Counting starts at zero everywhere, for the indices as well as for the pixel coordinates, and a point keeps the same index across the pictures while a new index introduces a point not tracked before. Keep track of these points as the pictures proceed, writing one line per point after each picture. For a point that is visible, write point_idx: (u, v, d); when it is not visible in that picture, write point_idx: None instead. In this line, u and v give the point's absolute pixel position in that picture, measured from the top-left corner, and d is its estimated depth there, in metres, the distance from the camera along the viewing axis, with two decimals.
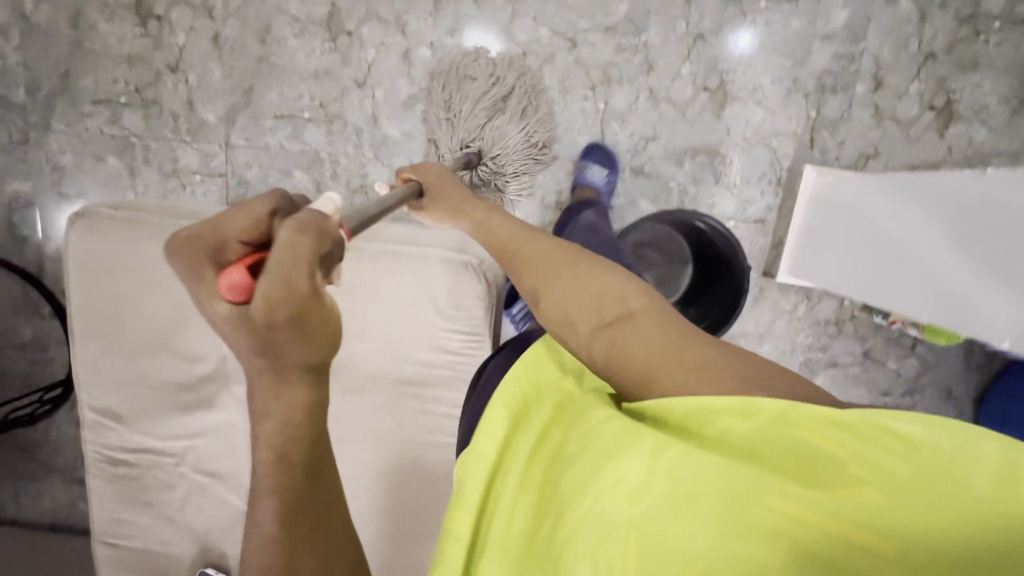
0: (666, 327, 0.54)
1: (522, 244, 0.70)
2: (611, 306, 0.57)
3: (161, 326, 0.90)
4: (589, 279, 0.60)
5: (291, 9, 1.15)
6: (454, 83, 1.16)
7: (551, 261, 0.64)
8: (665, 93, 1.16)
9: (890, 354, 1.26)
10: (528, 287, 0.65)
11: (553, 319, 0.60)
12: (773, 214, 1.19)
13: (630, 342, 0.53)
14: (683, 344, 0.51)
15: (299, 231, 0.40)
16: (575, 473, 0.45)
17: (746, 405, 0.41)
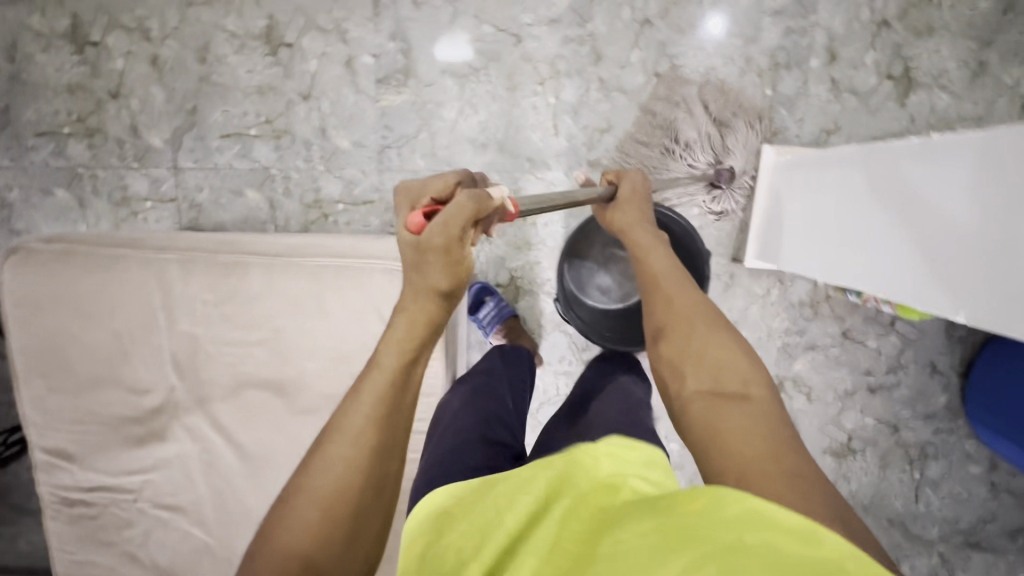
0: (773, 433, 0.50)
1: (670, 288, 0.68)
2: (730, 383, 0.55)
3: (104, 359, 0.87)
4: (717, 347, 0.59)
5: (229, 25, 1.12)
6: (400, 88, 1.14)
7: (694, 312, 0.63)
8: (616, 83, 1.13)
9: (870, 332, 1.23)
10: (654, 324, 0.66)
11: (664, 360, 0.62)
12: (737, 198, 1.17)
13: (730, 425, 0.51)
14: (787, 462, 0.47)
15: (473, 191, 0.50)
16: None
17: (808, 531, 0.36)
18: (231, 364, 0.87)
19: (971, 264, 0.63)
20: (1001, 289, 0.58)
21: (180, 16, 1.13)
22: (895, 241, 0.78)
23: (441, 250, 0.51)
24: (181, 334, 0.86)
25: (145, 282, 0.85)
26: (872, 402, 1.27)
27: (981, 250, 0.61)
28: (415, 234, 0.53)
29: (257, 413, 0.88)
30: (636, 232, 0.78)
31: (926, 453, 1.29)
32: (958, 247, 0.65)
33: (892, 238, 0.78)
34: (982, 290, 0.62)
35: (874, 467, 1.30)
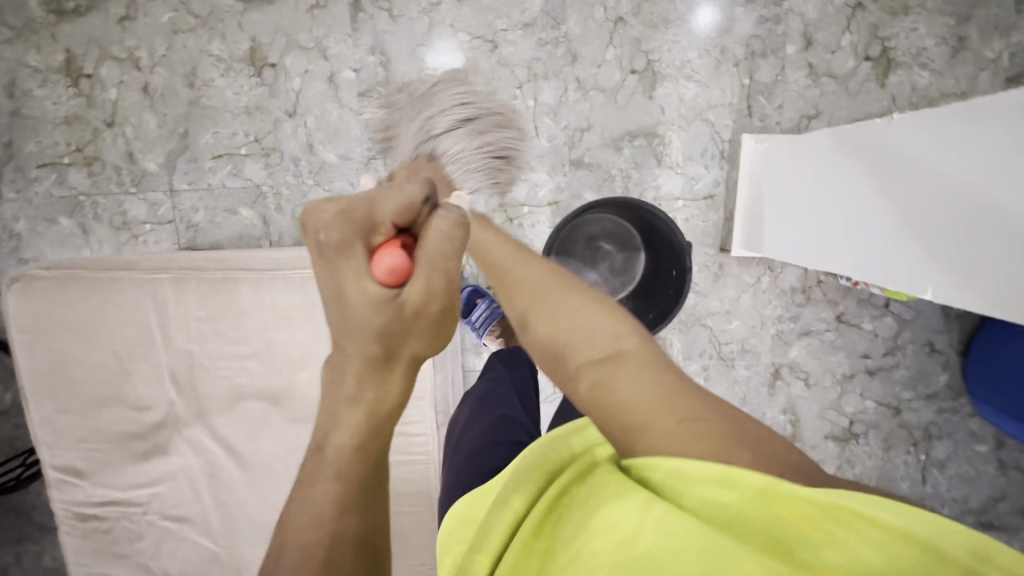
0: (660, 373, 0.51)
1: (520, 268, 0.67)
2: (604, 344, 0.55)
3: (108, 378, 0.91)
4: (583, 316, 0.58)
5: (214, 49, 1.16)
6: (382, 100, 1.16)
7: (551, 286, 0.63)
8: (593, 81, 1.14)
9: (864, 315, 1.23)
10: (519, 310, 0.64)
11: (546, 347, 0.60)
12: (720, 188, 1.17)
13: (621, 391, 0.49)
14: (680, 393, 0.48)
15: (456, 225, 0.45)
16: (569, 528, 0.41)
17: (723, 471, 0.37)
18: (228, 377, 0.90)
19: (956, 228, 0.64)
20: (987, 267, 0.61)
21: (167, 43, 1.16)
22: (871, 220, 0.78)
23: (439, 309, 0.47)
24: (177, 350, 0.89)
25: (141, 302, 0.88)
26: (872, 385, 1.26)
27: (967, 217, 0.62)
28: (391, 290, 0.45)
29: (255, 424, 0.91)
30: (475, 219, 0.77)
31: (931, 434, 1.28)
32: (944, 229, 0.66)
33: (866, 215, 0.79)
34: (971, 253, 0.63)
35: (878, 451, 1.29)
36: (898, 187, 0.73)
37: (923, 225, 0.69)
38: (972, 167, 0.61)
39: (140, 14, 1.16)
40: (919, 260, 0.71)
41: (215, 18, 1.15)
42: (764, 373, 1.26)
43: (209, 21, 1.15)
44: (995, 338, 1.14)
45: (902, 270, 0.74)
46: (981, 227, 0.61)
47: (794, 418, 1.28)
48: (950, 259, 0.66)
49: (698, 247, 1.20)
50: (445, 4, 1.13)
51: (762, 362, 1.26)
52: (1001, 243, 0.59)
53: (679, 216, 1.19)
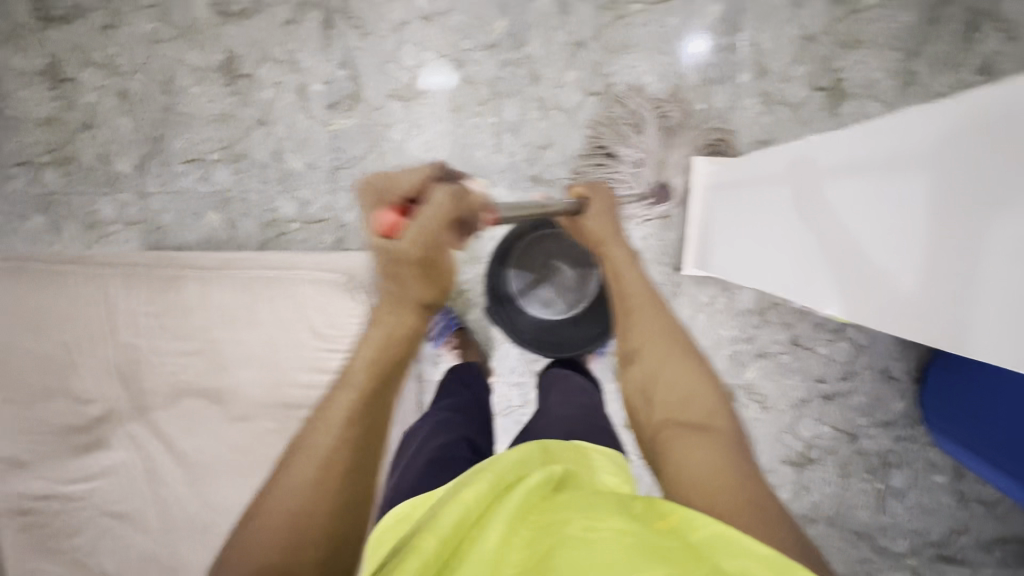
0: (739, 465, 0.54)
1: (638, 314, 0.73)
2: (694, 412, 0.60)
3: (54, 369, 0.92)
4: (683, 375, 0.64)
5: (191, 59, 1.21)
6: (350, 112, 1.20)
7: (667, 341, 0.68)
8: (554, 101, 1.18)
9: (820, 339, 1.24)
10: (628, 349, 0.71)
11: (637, 387, 0.67)
12: (677, 209, 1.20)
13: (695, 449, 0.55)
14: (737, 483, 0.51)
15: (448, 194, 0.52)
16: (573, 561, 0.41)
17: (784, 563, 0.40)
18: (170, 373, 0.91)
19: (858, 254, 0.66)
20: (878, 297, 0.62)
21: (146, 52, 1.21)
22: (799, 237, 0.79)
23: (417, 262, 0.52)
24: (123, 344, 0.91)
25: (90, 295, 0.90)
26: (828, 411, 1.26)
27: (891, 245, 0.59)
28: (386, 235, 0.52)
29: (196, 421, 0.92)
30: (615, 251, 0.81)
31: (888, 462, 1.27)
32: (854, 255, 0.66)
33: (794, 232, 0.81)
34: (862, 279, 0.65)
35: (835, 477, 1.27)
36: (825, 206, 0.73)
37: (840, 247, 0.69)
38: (901, 194, 0.57)
39: (122, 24, 1.21)
40: (846, 287, 0.69)
41: (194, 29, 1.20)
42: None
43: (187, 32, 1.20)
44: (947, 367, 1.15)
45: (829, 294, 0.72)
46: (899, 262, 0.58)
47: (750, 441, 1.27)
48: (854, 282, 0.67)
49: (654, 266, 1.22)
50: (413, 24, 1.17)
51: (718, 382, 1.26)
52: (910, 279, 0.56)
53: (635, 235, 1.21)
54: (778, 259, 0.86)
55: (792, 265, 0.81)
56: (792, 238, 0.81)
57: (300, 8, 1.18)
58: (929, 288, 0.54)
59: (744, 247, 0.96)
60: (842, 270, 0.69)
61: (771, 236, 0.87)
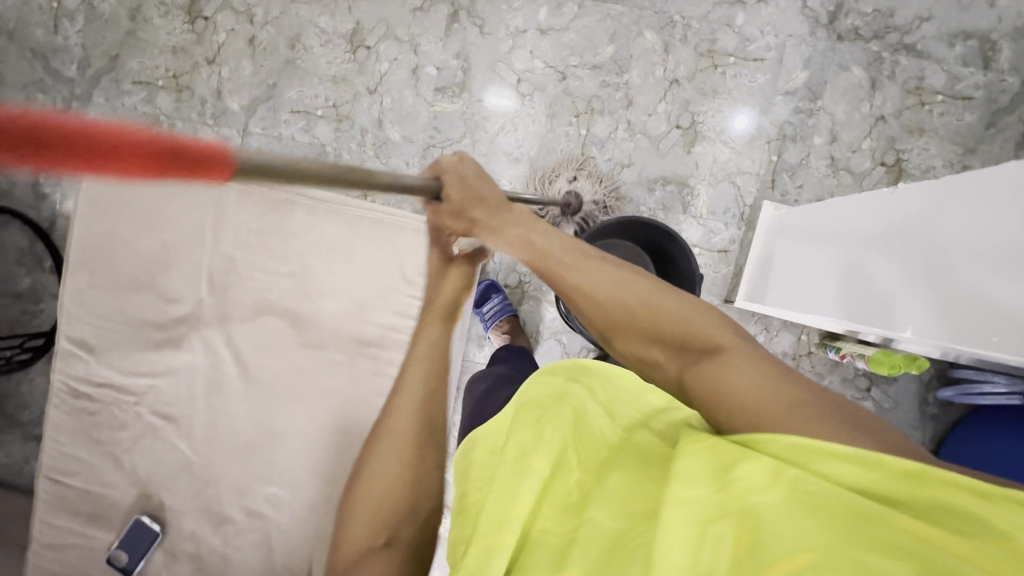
0: (767, 364, 0.52)
1: (580, 276, 0.62)
2: (697, 343, 0.56)
3: (148, 264, 0.97)
4: (660, 313, 0.58)
5: (321, 23, 1.32)
6: (454, 99, 1.30)
7: (626, 293, 0.60)
8: (641, 127, 1.29)
9: (846, 394, 1.30)
10: (596, 328, 0.62)
11: (633, 358, 0.61)
12: (735, 246, 1.28)
13: (732, 379, 0.51)
14: (785, 384, 0.50)
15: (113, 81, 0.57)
16: (686, 466, 0.47)
17: (871, 456, 0.41)
18: (257, 289, 0.96)
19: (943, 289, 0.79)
20: (977, 327, 0.76)
21: (282, 8, 1.32)
22: (872, 269, 0.91)
23: None
24: (221, 253, 0.96)
25: (203, 202, 0.97)
26: None
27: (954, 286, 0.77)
28: None
29: (270, 340, 0.97)
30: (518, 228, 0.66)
31: None
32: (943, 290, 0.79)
33: (868, 266, 0.92)
34: (948, 310, 0.79)
35: None
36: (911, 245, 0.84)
37: (921, 282, 0.82)
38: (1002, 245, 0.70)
39: None
40: (915, 312, 0.84)
41: None
42: None
43: None
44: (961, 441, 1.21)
45: (887, 307, 0.88)
46: (976, 293, 0.75)
47: None
48: (938, 312, 0.80)
49: (704, 294, 1.30)
50: (529, 34, 1.29)
51: None
52: (969, 307, 0.76)
53: None
54: (844, 287, 0.97)
55: (862, 293, 0.93)
56: (863, 270, 0.93)
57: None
58: (974, 314, 0.76)
59: (802, 274, 1.06)
60: (923, 301, 0.82)
61: (837, 266, 0.99)
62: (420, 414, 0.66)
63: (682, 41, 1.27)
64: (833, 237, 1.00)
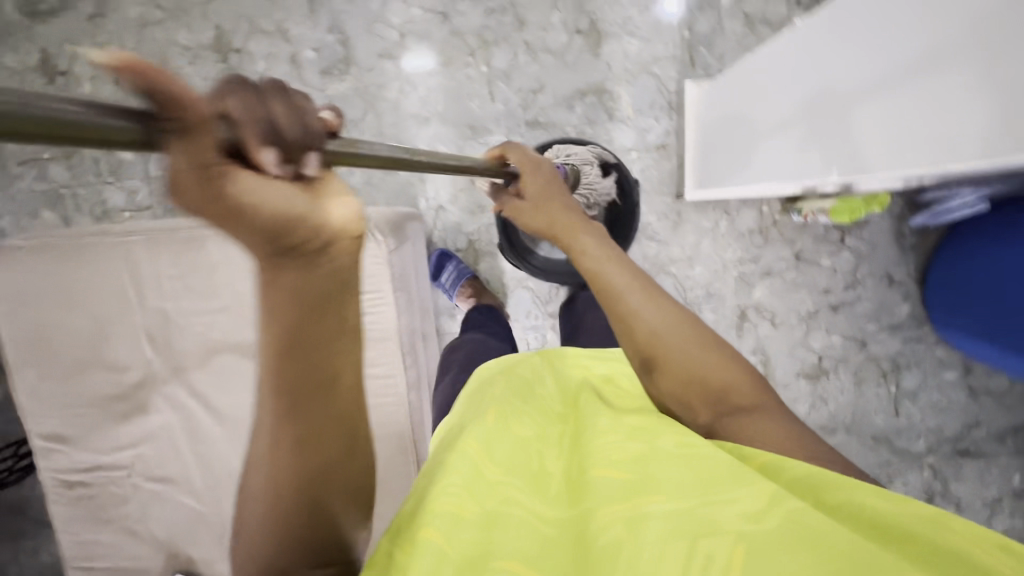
0: (793, 430, 0.56)
1: (641, 304, 0.63)
2: (735, 396, 0.60)
3: (87, 342, 0.95)
4: (712, 363, 0.62)
5: (180, 39, 1.22)
6: (343, 76, 1.22)
7: (693, 338, 0.63)
8: (542, 45, 1.21)
9: (822, 251, 1.28)
10: (643, 357, 0.62)
11: (675, 395, 0.61)
12: (672, 138, 1.24)
13: (762, 431, 0.56)
14: (811, 448, 0.54)
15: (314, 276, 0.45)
16: (671, 473, 0.46)
17: (891, 493, 0.42)
18: (202, 333, 0.94)
19: (878, 117, 0.69)
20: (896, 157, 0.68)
21: (137, 37, 1.23)
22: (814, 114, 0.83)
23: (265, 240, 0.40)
24: (152, 308, 0.94)
25: (115, 264, 0.93)
26: (837, 321, 1.30)
27: (896, 111, 0.66)
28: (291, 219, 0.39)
29: (230, 377, 0.95)
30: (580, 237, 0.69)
31: (898, 364, 1.31)
32: (877, 118, 0.70)
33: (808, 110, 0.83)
34: (878, 139, 0.70)
35: (849, 385, 1.32)
36: (847, 72, 0.74)
37: (858, 111, 0.73)
38: (933, 52, 0.59)
39: (109, 11, 1.22)
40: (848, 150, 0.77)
41: (180, 9, 1.22)
42: (730, 316, 1.30)
43: (175, 12, 1.22)
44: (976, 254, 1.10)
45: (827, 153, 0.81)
46: (904, 116, 0.65)
47: (765, 358, 1.31)
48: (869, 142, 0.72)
49: (655, 197, 1.26)
50: None
51: (729, 305, 1.30)
52: (901, 134, 0.66)
53: (635, 167, 1.25)
54: (792, 139, 0.89)
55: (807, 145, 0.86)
56: (807, 118, 0.85)
57: None
58: (903, 139, 0.66)
59: (754, 137, 0.99)
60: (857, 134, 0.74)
61: (785, 120, 0.90)
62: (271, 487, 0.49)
63: None
64: (779, 88, 0.90)
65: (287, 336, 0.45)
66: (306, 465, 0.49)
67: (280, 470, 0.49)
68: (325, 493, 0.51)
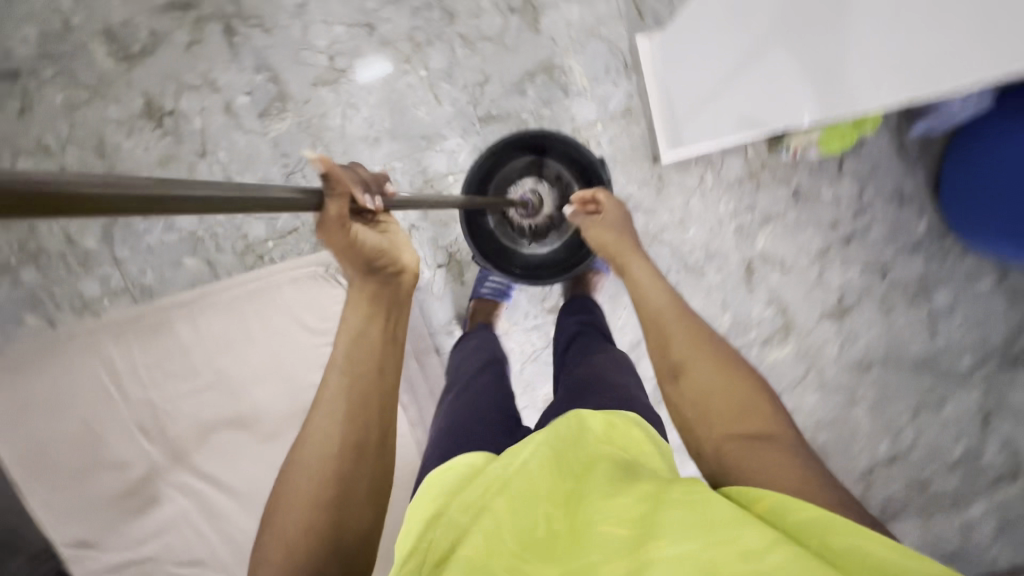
0: (803, 467, 0.52)
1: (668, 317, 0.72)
2: (753, 423, 0.59)
3: (84, 447, 0.92)
4: (738, 387, 0.62)
5: (112, 115, 1.18)
6: (282, 114, 1.17)
7: (718, 357, 0.66)
8: (477, 33, 1.14)
9: (819, 183, 1.19)
10: (672, 360, 0.68)
11: (690, 406, 0.63)
12: (635, 100, 1.16)
13: (762, 460, 0.53)
14: (813, 489, 0.49)
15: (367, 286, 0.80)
16: (674, 519, 0.42)
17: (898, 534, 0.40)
18: (193, 413, 0.92)
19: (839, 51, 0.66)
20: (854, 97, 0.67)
21: (69, 122, 1.17)
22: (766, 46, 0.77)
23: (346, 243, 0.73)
24: (138, 400, 0.92)
25: (90, 364, 0.91)
26: (851, 252, 1.21)
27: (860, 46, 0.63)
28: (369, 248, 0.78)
29: (230, 451, 0.93)
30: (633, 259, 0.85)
31: (927, 284, 1.22)
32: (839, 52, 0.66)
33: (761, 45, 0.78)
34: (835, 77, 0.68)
35: (878, 317, 1.23)
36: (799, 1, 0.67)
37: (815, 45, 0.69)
38: None
39: (34, 101, 1.17)
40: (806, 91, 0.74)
41: (103, 84, 1.17)
42: (736, 272, 1.22)
43: (98, 88, 1.17)
44: (1009, 160, 0.98)
45: (787, 89, 0.77)
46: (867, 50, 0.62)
47: (782, 308, 1.23)
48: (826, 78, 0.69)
49: (632, 165, 1.18)
50: (311, 3, 1.13)
51: (733, 260, 1.22)
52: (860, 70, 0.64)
53: (603, 139, 1.17)
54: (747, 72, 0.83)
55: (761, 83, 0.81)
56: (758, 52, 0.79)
57: (198, 26, 1.14)
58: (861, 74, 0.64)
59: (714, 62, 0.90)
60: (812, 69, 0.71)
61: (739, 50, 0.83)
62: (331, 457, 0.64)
63: None
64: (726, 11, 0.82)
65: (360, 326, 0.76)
66: (355, 412, 0.68)
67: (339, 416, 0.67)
68: (367, 449, 0.67)
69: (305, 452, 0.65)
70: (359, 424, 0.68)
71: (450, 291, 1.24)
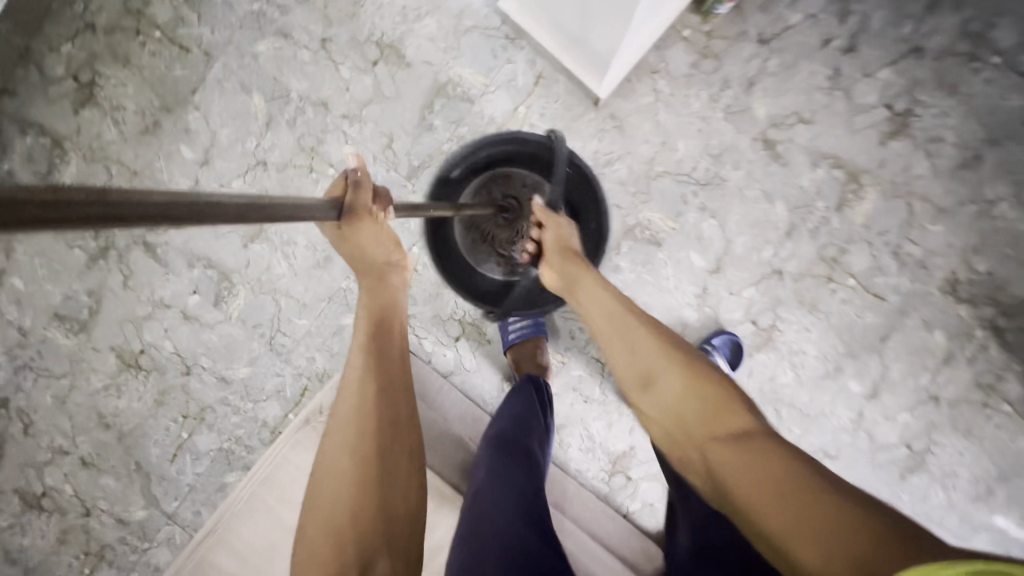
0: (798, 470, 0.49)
1: (624, 342, 0.67)
2: (731, 422, 0.55)
3: None
4: (705, 382, 0.60)
5: (97, 383, 1.14)
6: (232, 292, 1.11)
7: (685, 367, 0.62)
8: (357, 104, 1.06)
9: (780, 12, 1.00)
10: (636, 373, 0.65)
11: (670, 427, 0.60)
12: (539, 63, 1.04)
13: (738, 475, 0.50)
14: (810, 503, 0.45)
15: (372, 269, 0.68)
16: None
17: None
18: None
19: None
20: None
21: (67, 414, 1.14)
22: None
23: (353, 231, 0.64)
24: None
25: None
26: (866, 57, 0.99)
27: None
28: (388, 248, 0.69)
29: None
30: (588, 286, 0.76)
31: (975, 32, 0.98)
32: None
33: None
34: None
35: (949, 100, 0.99)
36: None
37: None
38: None
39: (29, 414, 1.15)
40: None
41: (73, 363, 1.14)
42: (757, 154, 1.02)
43: (71, 369, 1.14)
44: None
45: None
46: None
47: (833, 159, 1.01)
48: None
49: (578, 123, 1.04)
50: (202, 177, 1.09)
51: (746, 144, 1.02)
52: None
53: (535, 118, 1.04)
54: None
55: None
56: None
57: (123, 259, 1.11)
58: None
59: None
60: None
61: None
62: (351, 430, 0.56)
63: (287, 13, 1.07)
64: None
65: (380, 313, 0.66)
66: (384, 404, 0.58)
67: (368, 411, 0.57)
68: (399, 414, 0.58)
69: (325, 457, 0.56)
70: (390, 422, 0.57)
71: (483, 357, 1.08)
